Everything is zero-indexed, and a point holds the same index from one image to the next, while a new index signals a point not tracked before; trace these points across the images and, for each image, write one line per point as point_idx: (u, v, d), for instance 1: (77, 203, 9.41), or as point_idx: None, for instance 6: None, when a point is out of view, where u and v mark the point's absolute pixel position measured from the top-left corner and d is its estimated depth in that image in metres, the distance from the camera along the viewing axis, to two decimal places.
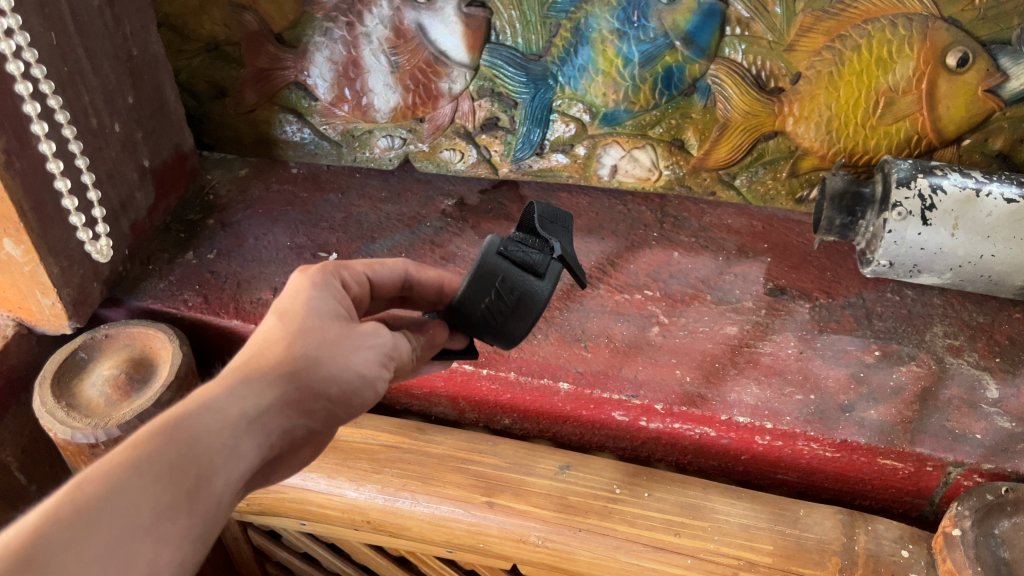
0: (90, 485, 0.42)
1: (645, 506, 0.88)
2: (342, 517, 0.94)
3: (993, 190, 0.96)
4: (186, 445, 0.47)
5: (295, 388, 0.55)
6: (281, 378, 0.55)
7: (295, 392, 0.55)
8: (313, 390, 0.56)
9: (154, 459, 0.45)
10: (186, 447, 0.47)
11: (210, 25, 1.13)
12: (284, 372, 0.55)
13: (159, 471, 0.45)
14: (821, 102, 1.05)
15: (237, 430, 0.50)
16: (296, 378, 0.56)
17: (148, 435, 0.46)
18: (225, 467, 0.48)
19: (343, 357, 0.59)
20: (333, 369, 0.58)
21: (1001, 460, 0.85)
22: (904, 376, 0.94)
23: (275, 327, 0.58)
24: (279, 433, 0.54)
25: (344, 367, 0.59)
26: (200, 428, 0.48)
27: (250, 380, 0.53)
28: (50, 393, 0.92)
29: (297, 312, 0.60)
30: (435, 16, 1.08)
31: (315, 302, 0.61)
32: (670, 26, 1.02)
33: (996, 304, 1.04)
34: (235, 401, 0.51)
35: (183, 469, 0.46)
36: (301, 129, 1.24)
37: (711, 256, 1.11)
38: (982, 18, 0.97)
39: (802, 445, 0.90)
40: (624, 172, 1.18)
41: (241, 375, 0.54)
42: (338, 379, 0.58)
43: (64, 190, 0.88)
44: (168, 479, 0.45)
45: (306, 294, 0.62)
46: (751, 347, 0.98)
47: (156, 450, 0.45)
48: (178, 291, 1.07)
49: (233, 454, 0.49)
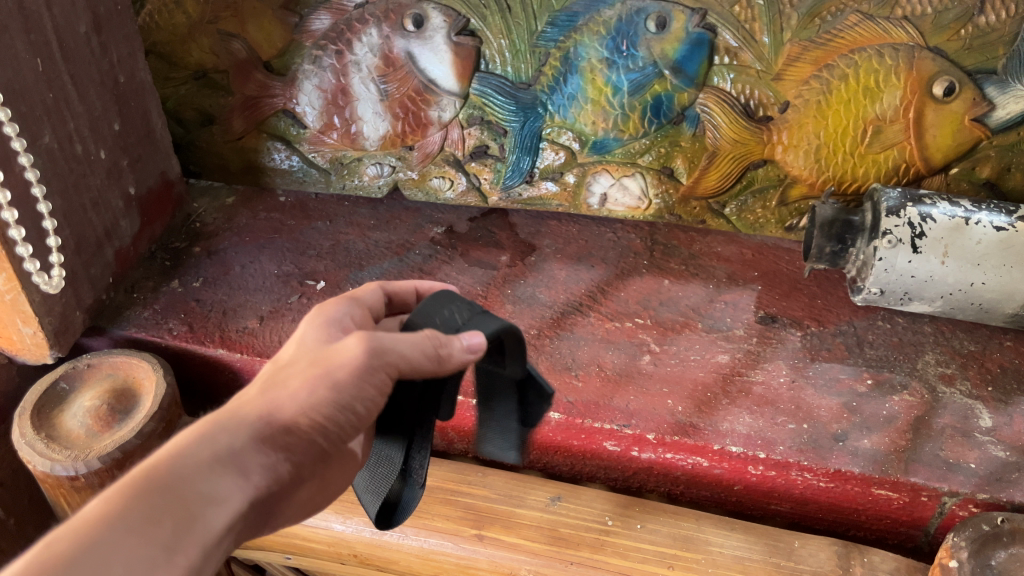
0: (58, 544, 0.41)
1: (638, 537, 0.87)
2: (327, 550, 0.93)
3: (982, 218, 0.96)
4: (160, 495, 0.45)
5: (274, 420, 0.53)
6: (259, 414, 0.53)
7: (273, 423, 0.53)
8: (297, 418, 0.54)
9: (125, 514, 0.43)
10: (162, 496, 0.45)
11: (198, 54, 1.13)
12: (259, 408, 0.54)
13: (129, 525, 0.43)
14: (810, 131, 1.05)
15: (212, 470, 0.48)
16: (271, 412, 0.54)
17: (117, 489, 0.45)
18: (204, 513, 0.47)
19: (323, 381, 0.55)
20: (313, 395, 0.55)
21: (996, 490, 0.85)
22: (896, 405, 0.93)
23: (263, 373, 0.58)
24: (264, 470, 0.51)
25: (325, 389, 0.55)
26: (175, 473, 0.47)
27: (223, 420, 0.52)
28: (29, 424, 0.90)
29: (285, 356, 0.59)
30: (425, 45, 1.08)
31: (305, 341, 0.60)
32: (658, 55, 1.03)
33: (987, 331, 1.04)
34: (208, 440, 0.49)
35: (156, 520, 0.44)
36: (289, 156, 1.23)
37: (701, 284, 1.10)
38: (968, 48, 0.98)
39: (796, 475, 0.89)
40: (614, 201, 1.18)
41: (217, 416, 0.52)
42: (318, 405, 0.55)
43: (12, 221, 0.86)
44: (140, 531, 0.43)
45: (296, 339, 0.61)
46: (743, 375, 0.97)
47: (130, 500, 0.44)
48: (163, 320, 1.05)
49: (212, 498, 0.47)
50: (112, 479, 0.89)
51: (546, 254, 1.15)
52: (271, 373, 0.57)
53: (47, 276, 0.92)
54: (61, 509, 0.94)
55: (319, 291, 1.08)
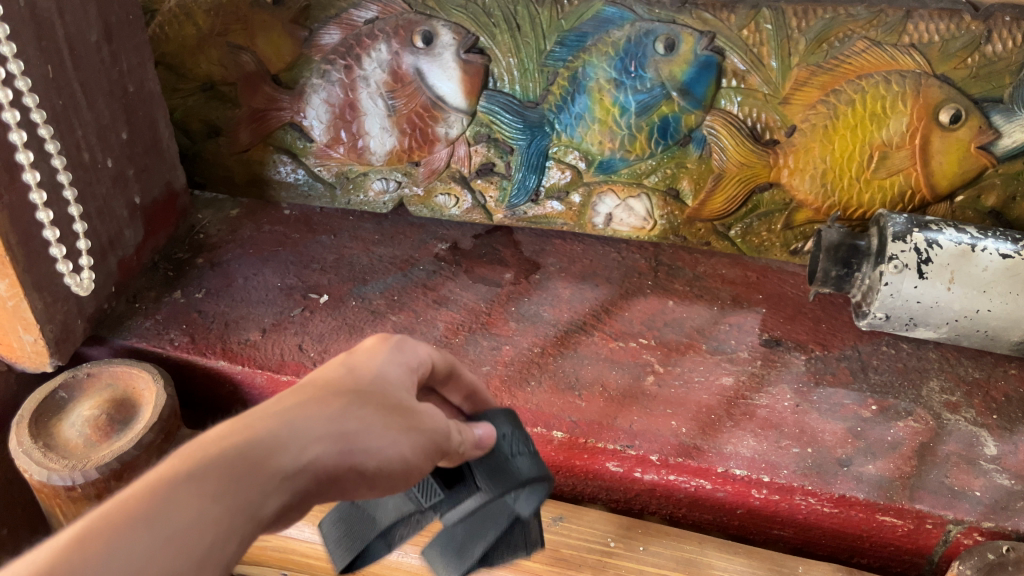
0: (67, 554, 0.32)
1: (640, 560, 0.86)
2: (325, 567, 0.93)
3: (988, 245, 0.96)
4: (213, 501, 0.37)
5: (351, 453, 0.44)
6: (337, 436, 0.44)
7: (348, 456, 0.44)
8: (378, 457, 0.46)
9: (172, 514, 0.35)
10: (202, 511, 0.36)
11: (207, 65, 1.13)
12: (339, 430, 0.45)
13: (157, 543, 0.34)
14: (816, 155, 1.05)
15: (269, 495, 0.39)
16: (352, 441, 0.45)
17: (160, 487, 0.36)
18: (240, 542, 0.38)
19: (406, 432, 0.48)
20: (395, 443, 0.47)
21: (1001, 519, 0.84)
22: (901, 431, 0.92)
23: (344, 381, 0.48)
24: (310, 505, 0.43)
25: (408, 442, 0.48)
26: (223, 485, 0.38)
27: (299, 429, 0.43)
28: (27, 433, 0.89)
29: (370, 369, 0.50)
30: (434, 62, 1.08)
31: (391, 365, 0.51)
32: (667, 77, 1.03)
33: (991, 359, 1.03)
34: (275, 451, 0.41)
35: (192, 543, 0.35)
36: (295, 169, 1.23)
37: (705, 306, 1.10)
38: (975, 76, 0.98)
39: (800, 500, 0.88)
40: (619, 221, 1.18)
41: (293, 418, 0.43)
42: (398, 457, 0.47)
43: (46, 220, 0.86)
44: (166, 556, 0.34)
45: (381, 355, 0.52)
46: (747, 398, 0.96)
47: (167, 510, 0.35)
48: (165, 330, 1.04)
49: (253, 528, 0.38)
50: (108, 490, 0.88)
51: (550, 273, 1.15)
52: (354, 386, 0.48)
53: (79, 277, 0.92)
54: (57, 519, 0.93)
55: (321, 305, 1.08)
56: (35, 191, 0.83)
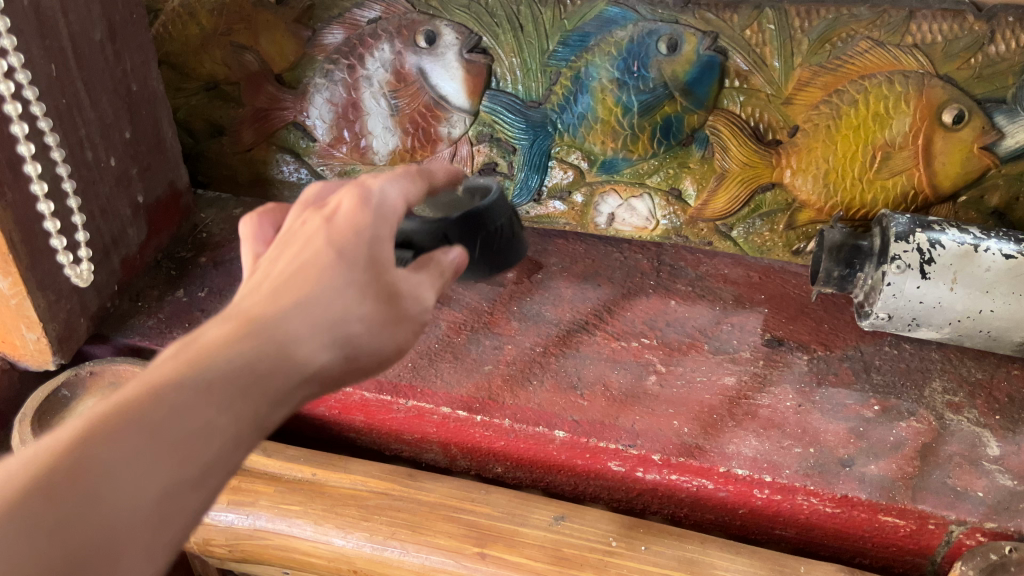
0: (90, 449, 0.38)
1: (642, 559, 0.86)
2: (327, 565, 0.92)
3: (991, 245, 0.96)
4: (214, 409, 0.42)
5: (348, 350, 0.51)
6: (332, 336, 0.50)
7: (346, 350, 0.51)
8: (366, 351, 0.52)
9: (171, 420, 0.40)
10: (217, 411, 0.42)
11: (210, 64, 1.14)
12: (337, 323, 0.50)
13: (179, 439, 0.40)
14: (818, 155, 1.05)
15: (276, 393, 0.46)
16: (348, 338, 0.51)
17: (171, 391, 0.41)
18: (250, 435, 0.44)
19: (385, 325, 0.53)
20: (380, 339, 0.53)
21: (1004, 519, 0.84)
22: (904, 432, 0.92)
23: (318, 271, 0.51)
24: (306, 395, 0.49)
25: (391, 337, 0.54)
26: (236, 382, 0.44)
27: (298, 329, 0.48)
28: (29, 431, 0.90)
29: (346, 241, 0.53)
30: (437, 61, 1.08)
31: (366, 239, 0.54)
32: (669, 77, 1.03)
33: (994, 359, 1.03)
34: (274, 361, 0.46)
35: (211, 438, 0.42)
36: (298, 168, 1.23)
37: (707, 306, 1.10)
38: (978, 77, 0.98)
39: (802, 500, 0.88)
40: (622, 221, 1.19)
41: (291, 318, 0.49)
42: (382, 350, 0.54)
43: (47, 212, 0.86)
44: (184, 454, 0.40)
45: (353, 229, 0.54)
46: (749, 399, 0.96)
47: (189, 407, 0.41)
48: (167, 328, 1.05)
49: (265, 420, 0.46)
50: None
51: (553, 273, 1.16)
52: (339, 266, 0.52)
53: (78, 268, 0.93)
54: None
55: None
56: (36, 182, 0.83)
